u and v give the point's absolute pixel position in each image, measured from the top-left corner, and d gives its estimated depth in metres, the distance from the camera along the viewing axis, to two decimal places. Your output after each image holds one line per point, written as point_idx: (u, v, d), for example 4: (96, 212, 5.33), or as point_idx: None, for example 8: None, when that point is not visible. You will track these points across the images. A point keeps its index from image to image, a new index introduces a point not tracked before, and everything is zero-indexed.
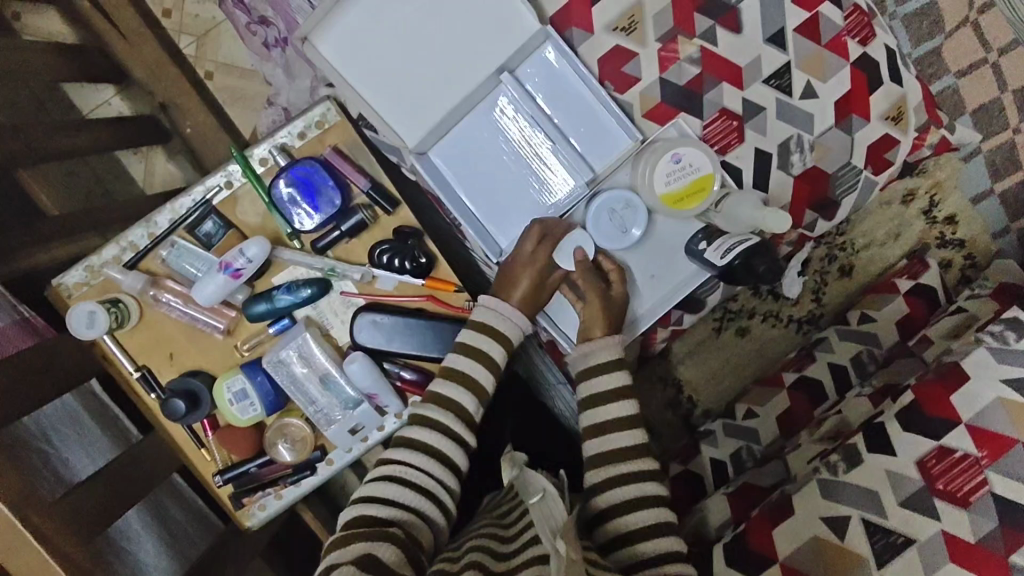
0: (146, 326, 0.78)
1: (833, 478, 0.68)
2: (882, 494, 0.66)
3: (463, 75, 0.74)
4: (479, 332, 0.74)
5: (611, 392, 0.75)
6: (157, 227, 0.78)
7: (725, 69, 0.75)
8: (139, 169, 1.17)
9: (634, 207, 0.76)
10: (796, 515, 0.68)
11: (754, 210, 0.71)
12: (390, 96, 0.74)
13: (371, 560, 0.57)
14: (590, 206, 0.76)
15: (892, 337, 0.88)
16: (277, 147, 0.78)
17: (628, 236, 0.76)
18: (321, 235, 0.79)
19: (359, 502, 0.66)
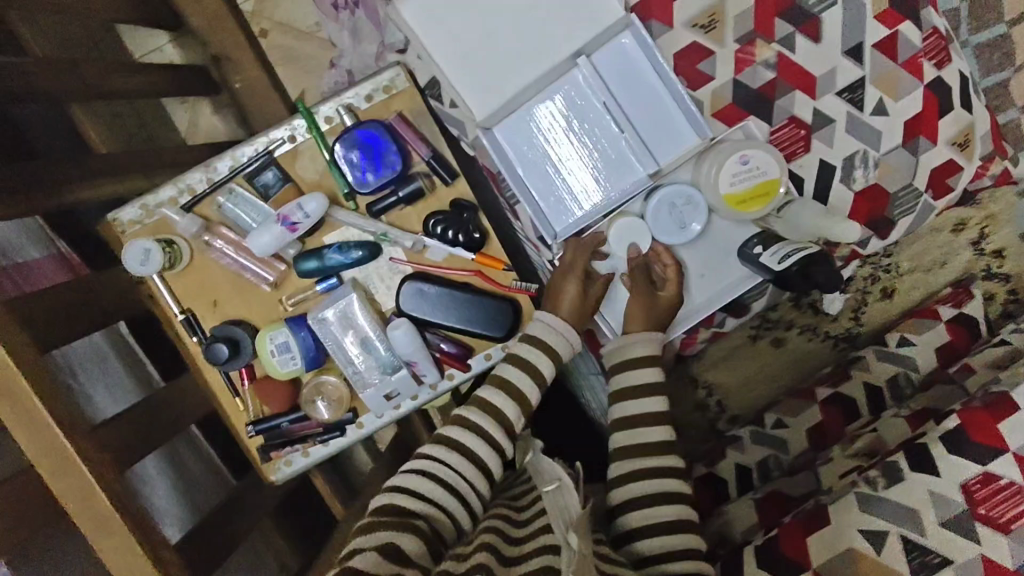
0: (195, 271, 0.78)
1: (873, 493, 0.68)
2: (922, 513, 0.66)
3: (539, 55, 0.74)
4: (534, 347, 0.75)
5: (641, 386, 0.75)
6: (216, 173, 0.78)
7: (800, 78, 0.75)
8: (183, 118, 1.18)
9: (695, 205, 0.76)
10: (829, 525, 0.68)
11: (817, 218, 0.73)
12: (464, 69, 0.74)
13: (394, 551, 0.57)
14: (650, 200, 0.76)
15: (931, 362, 0.88)
16: (343, 106, 0.78)
17: (687, 231, 0.76)
18: (377, 199, 0.79)
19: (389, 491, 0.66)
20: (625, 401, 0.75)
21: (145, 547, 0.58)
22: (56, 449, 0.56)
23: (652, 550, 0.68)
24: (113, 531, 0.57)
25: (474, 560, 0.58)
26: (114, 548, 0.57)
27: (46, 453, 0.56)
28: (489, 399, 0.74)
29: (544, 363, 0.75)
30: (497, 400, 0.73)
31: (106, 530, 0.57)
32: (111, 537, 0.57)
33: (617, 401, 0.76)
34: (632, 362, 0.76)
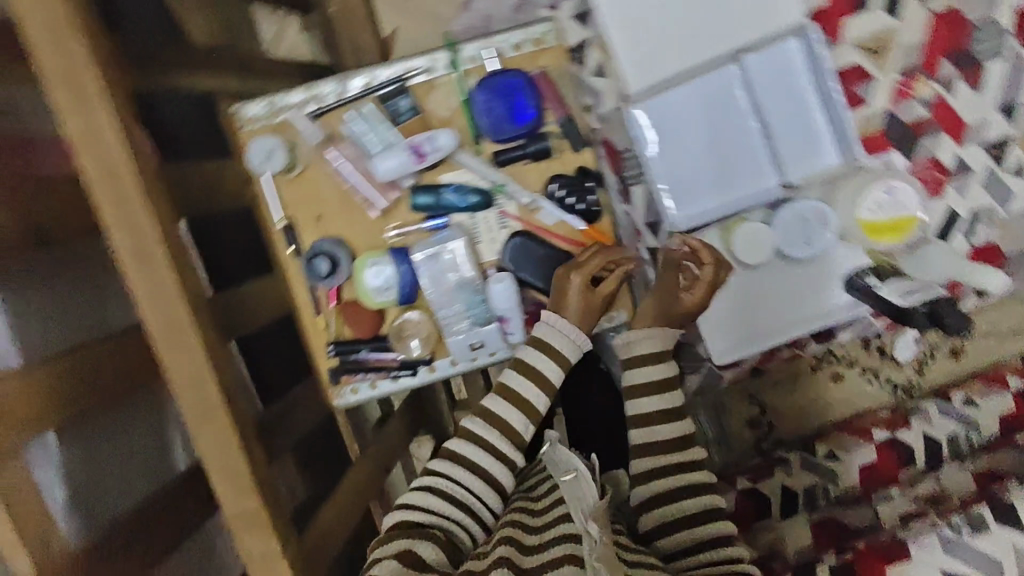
0: (306, 181, 0.76)
1: (957, 537, 0.63)
2: (1005, 564, 0.61)
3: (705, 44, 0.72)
4: (540, 350, 0.74)
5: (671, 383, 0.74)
6: (348, 89, 0.75)
7: (949, 121, 0.81)
8: (270, 33, 1.08)
9: (826, 223, 0.71)
10: (910, 560, 0.63)
11: (954, 262, 0.73)
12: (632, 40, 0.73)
13: (410, 560, 0.63)
14: (782, 210, 0.72)
15: (994, 429, 0.87)
16: (490, 50, 0.75)
17: (812, 249, 0.72)
18: (503, 149, 0.77)
19: (401, 506, 0.71)
20: (658, 397, 0.73)
21: (242, 443, 0.59)
22: (176, 326, 0.56)
23: (682, 545, 0.68)
24: (214, 420, 0.58)
25: (494, 559, 0.62)
26: (212, 434, 0.58)
27: (163, 323, 0.56)
28: (494, 411, 0.74)
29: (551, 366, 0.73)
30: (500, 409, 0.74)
31: (206, 416, 0.57)
32: (210, 421, 0.58)
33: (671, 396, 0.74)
34: (648, 355, 0.73)
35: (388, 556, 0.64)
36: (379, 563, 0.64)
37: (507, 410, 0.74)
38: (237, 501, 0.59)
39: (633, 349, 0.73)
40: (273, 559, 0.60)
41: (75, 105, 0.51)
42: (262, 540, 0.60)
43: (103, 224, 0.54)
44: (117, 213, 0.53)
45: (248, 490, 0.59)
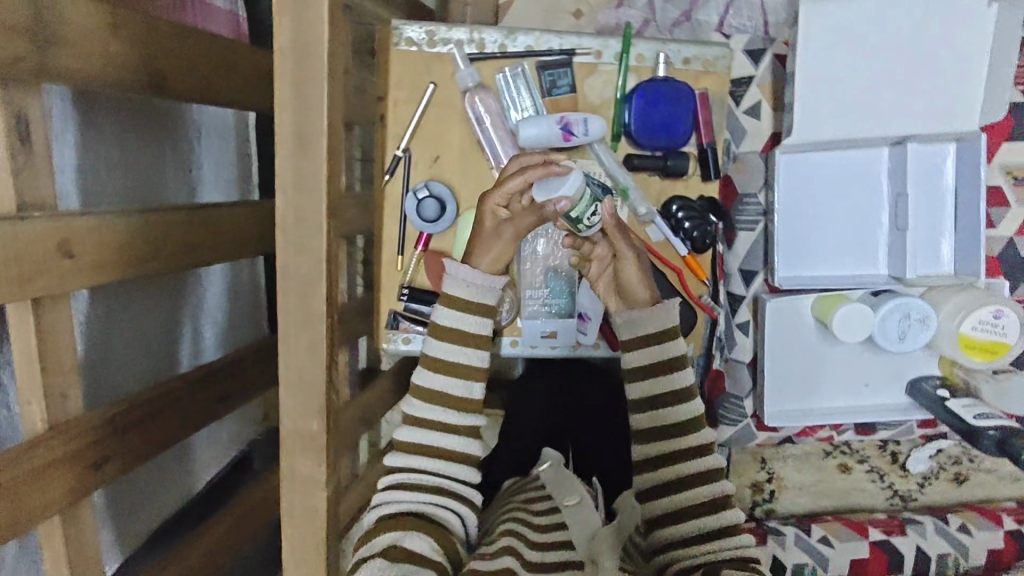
0: (438, 121, 0.74)
1: None
2: None
3: (883, 120, 0.71)
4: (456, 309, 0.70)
5: (677, 393, 0.70)
6: (512, 44, 0.73)
7: None
8: None
9: (928, 328, 0.72)
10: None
11: None
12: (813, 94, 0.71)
13: (400, 554, 0.61)
14: (891, 299, 0.72)
15: (979, 559, 0.92)
16: (663, 55, 0.74)
17: (901, 343, 0.73)
18: (639, 154, 0.76)
19: (383, 504, 0.68)
20: (650, 413, 0.71)
21: (328, 362, 0.55)
22: (307, 222, 0.52)
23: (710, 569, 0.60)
24: (310, 332, 0.54)
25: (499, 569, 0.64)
26: (303, 344, 0.54)
27: (295, 217, 0.52)
28: (420, 416, 0.70)
29: (456, 349, 0.70)
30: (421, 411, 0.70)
31: (305, 323, 0.54)
32: (305, 335, 0.54)
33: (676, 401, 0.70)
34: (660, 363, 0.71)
35: (376, 552, 0.62)
36: (370, 560, 0.62)
37: (429, 411, 0.70)
38: (301, 418, 0.55)
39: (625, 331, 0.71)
40: (318, 483, 0.56)
41: None
42: (311, 461, 0.56)
43: (273, 92, 0.50)
44: (294, 85, 0.50)
45: (315, 409, 0.55)
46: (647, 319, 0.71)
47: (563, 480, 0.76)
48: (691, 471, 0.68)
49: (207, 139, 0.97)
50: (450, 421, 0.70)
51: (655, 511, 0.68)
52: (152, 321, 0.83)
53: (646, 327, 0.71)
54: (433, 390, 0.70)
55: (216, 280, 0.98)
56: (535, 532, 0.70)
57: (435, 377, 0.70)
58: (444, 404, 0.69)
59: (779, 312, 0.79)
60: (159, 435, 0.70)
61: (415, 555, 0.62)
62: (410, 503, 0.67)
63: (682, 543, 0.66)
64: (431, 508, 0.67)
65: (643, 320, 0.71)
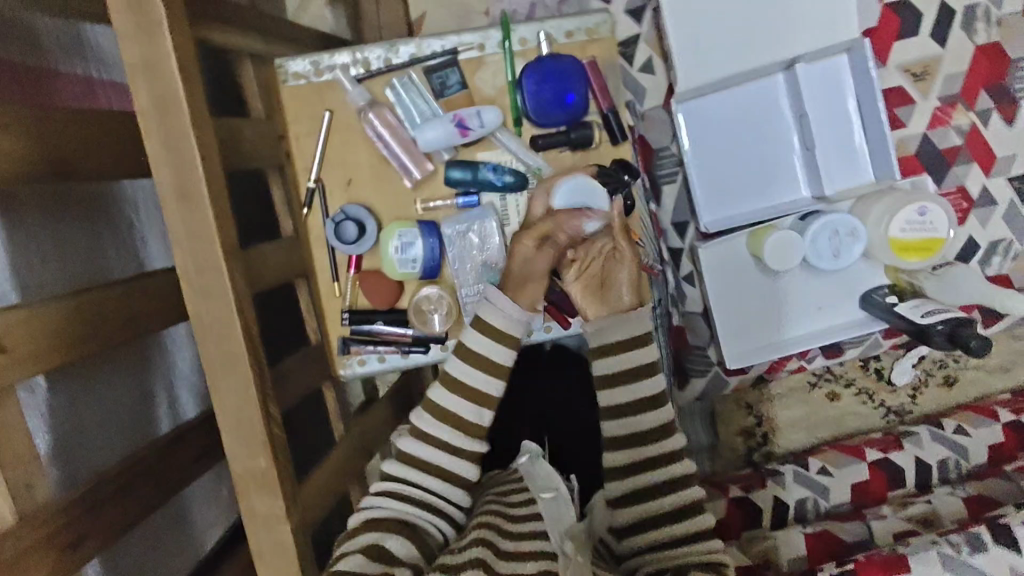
0: (342, 146, 0.75)
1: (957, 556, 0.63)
2: None
3: (763, 49, 0.73)
4: (488, 335, 0.70)
5: (645, 399, 0.72)
6: (396, 56, 0.75)
7: (983, 151, 0.79)
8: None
9: (858, 238, 0.72)
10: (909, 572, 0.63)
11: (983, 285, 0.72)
12: (689, 38, 0.72)
13: (377, 551, 0.65)
14: (818, 219, 0.72)
15: (983, 457, 0.90)
16: (544, 33, 0.75)
17: (837, 260, 0.73)
18: (544, 133, 0.77)
19: (373, 501, 0.70)
20: (621, 419, 0.72)
21: (262, 399, 0.56)
22: (208, 269, 0.53)
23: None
24: (237, 373, 0.55)
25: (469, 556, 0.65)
26: (233, 386, 0.55)
27: (194, 267, 0.53)
28: (425, 430, 0.71)
29: (477, 374, 0.71)
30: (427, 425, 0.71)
31: (228, 366, 0.55)
32: (233, 377, 0.55)
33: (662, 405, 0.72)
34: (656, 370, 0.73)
35: (357, 550, 0.65)
36: (349, 556, 0.65)
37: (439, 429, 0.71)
38: (247, 459, 0.57)
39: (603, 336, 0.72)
40: (278, 517, 0.57)
41: (140, 35, 0.49)
42: (267, 498, 0.57)
43: (144, 154, 0.52)
44: (164, 141, 0.51)
45: (258, 447, 0.56)
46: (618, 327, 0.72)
47: (541, 476, 0.78)
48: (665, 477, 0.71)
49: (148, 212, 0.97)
50: (464, 444, 0.71)
51: (626, 517, 0.71)
52: (122, 395, 0.85)
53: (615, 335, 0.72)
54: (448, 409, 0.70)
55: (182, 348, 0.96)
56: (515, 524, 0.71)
57: (446, 401, 0.71)
58: (448, 423, 0.71)
59: (715, 256, 0.78)
60: (136, 504, 0.71)
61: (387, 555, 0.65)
62: (395, 509, 0.69)
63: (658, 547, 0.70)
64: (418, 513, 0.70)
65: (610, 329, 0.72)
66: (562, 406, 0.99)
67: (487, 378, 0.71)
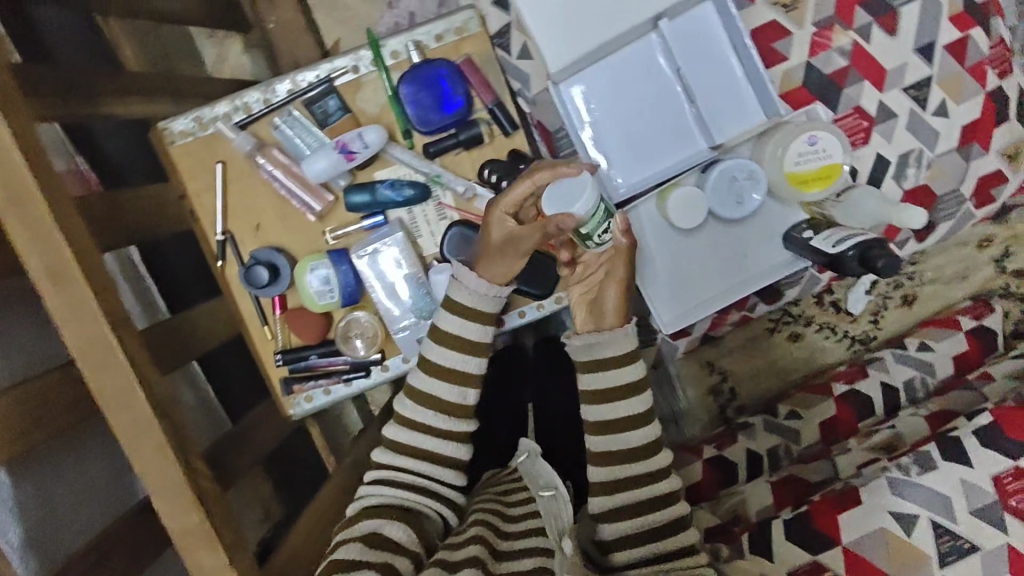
0: (242, 194, 0.76)
1: (906, 478, 0.62)
2: (954, 501, 0.61)
3: (625, 8, 0.71)
4: (453, 313, 0.74)
5: (631, 419, 0.72)
6: (275, 95, 0.75)
7: (870, 68, 0.74)
8: (212, 54, 1.24)
9: (757, 181, 0.72)
10: (861, 504, 0.62)
11: (881, 205, 0.67)
12: (545, 14, 0.71)
13: (376, 539, 0.66)
14: (712, 171, 0.73)
15: (947, 370, 0.90)
16: (413, 42, 0.76)
17: (743, 207, 0.73)
18: (434, 140, 0.77)
19: (366, 491, 0.71)
20: (607, 435, 0.72)
21: (182, 458, 0.58)
22: (100, 346, 0.55)
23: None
24: (153, 439, 0.57)
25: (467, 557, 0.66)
26: (151, 452, 0.57)
27: (88, 345, 0.55)
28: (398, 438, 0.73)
29: (452, 389, 0.73)
30: (410, 437, 0.73)
31: (145, 433, 0.57)
32: (149, 443, 0.57)
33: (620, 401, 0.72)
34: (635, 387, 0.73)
35: (353, 539, 0.66)
36: (346, 543, 0.66)
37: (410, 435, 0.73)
38: (183, 516, 0.58)
39: (597, 350, 0.73)
40: (224, 567, 0.59)
41: None
42: (210, 551, 0.59)
43: (15, 247, 0.53)
44: (30, 231, 0.53)
45: (191, 503, 0.58)
46: (607, 344, 0.72)
47: (541, 477, 0.77)
48: (648, 494, 0.71)
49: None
50: (440, 445, 0.73)
51: (609, 532, 0.70)
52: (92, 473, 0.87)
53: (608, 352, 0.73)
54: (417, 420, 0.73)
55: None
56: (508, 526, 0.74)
57: (424, 417, 0.73)
58: (423, 436, 0.73)
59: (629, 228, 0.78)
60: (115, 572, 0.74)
61: (389, 542, 0.66)
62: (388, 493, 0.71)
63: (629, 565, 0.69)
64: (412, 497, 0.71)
65: (599, 346, 0.73)
66: (557, 399, 1.03)
67: (454, 387, 0.74)
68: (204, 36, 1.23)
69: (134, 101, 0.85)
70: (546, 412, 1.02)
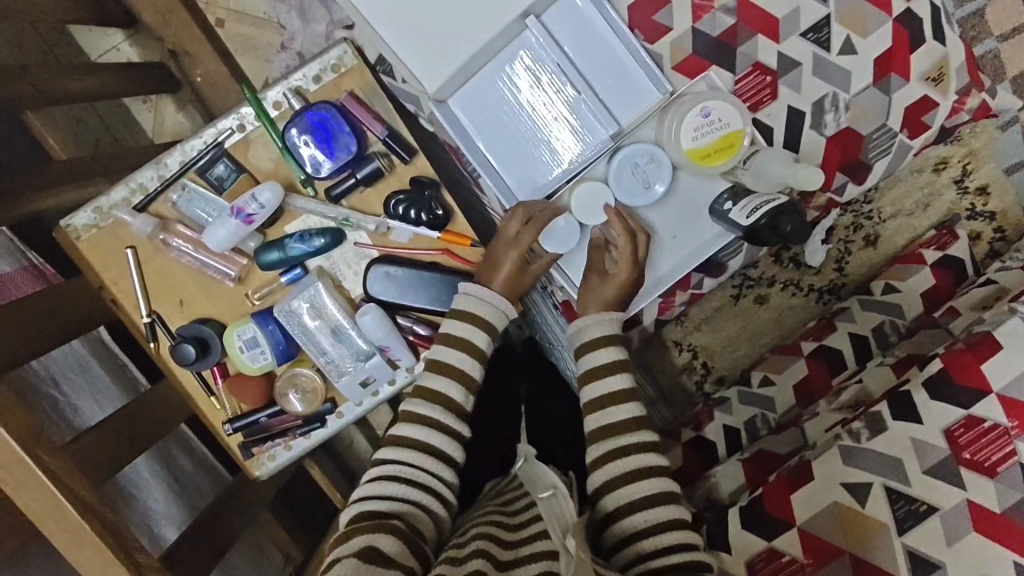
0: (157, 273, 0.77)
1: (856, 445, 0.64)
2: (906, 462, 0.62)
3: (489, 15, 0.70)
4: (462, 321, 0.71)
5: (626, 421, 0.70)
6: (167, 170, 0.76)
7: (762, 19, 0.71)
8: (148, 118, 1.19)
9: (661, 163, 0.72)
10: (814, 481, 0.64)
11: (784, 167, 0.68)
12: (411, 39, 0.70)
13: (371, 552, 0.57)
14: (612, 161, 0.72)
15: (916, 309, 0.85)
16: (292, 90, 0.75)
17: (651, 191, 0.72)
18: (336, 183, 0.77)
19: (363, 501, 0.65)
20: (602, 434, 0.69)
21: (121, 555, 0.58)
22: (14, 463, 0.56)
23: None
24: (88, 541, 0.57)
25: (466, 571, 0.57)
26: (89, 554, 0.58)
27: (3, 466, 0.56)
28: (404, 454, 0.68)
29: (448, 418, 0.70)
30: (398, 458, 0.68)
31: (79, 539, 0.57)
32: (85, 546, 0.58)
33: (606, 409, 0.70)
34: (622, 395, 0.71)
35: (347, 554, 0.57)
36: (340, 560, 0.57)
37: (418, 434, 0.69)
38: None
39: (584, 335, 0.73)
40: None
41: None
42: None
43: None
44: None
45: None
46: (596, 324, 0.72)
47: (540, 477, 0.72)
48: (653, 489, 0.66)
49: (69, 380, 0.89)
50: (428, 466, 0.68)
51: (630, 528, 0.65)
52: None
53: (593, 333, 0.72)
54: (423, 441, 0.69)
55: (152, 484, 0.97)
56: (512, 531, 0.65)
57: (442, 420, 0.69)
58: (420, 451, 0.68)
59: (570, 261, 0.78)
60: None
61: (382, 556, 0.57)
62: (381, 504, 0.64)
63: (649, 556, 0.63)
64: (411, 506, 0.65)
65: (590, 327, 0.72)
66: (549, 398, 0.97)
67: (458, 388, 0.71)
68: (139, 101, 1.19)
69: (67, 190, 0.85)
70: (540, 410, 0.95)
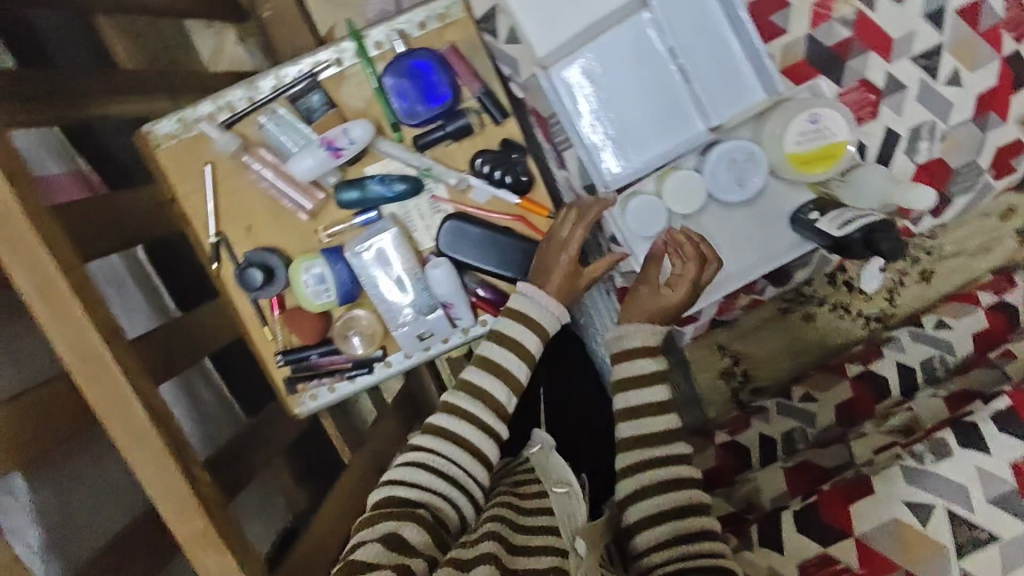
0: (230, 195, 0.76)
1: (919, 466, 0.65)
2: (970, 489, 0.63)
3: None
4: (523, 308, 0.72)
5: (662, 432, 0.71)
6: (259, 92, 0.75)
7: (876, 38, 0.71)
8: (209, 46, 1.18)
9: (758, 163, 0.72)
10: (874, 495, 0.65)
11: (884, 184, 0.67)
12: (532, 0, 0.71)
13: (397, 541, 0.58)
14: (709, 154, 0.72)
15: (967, 348, 0.86)
16: (395, 32, 0.75)
17: (745, 188, 0.72)
18: (424, 132, 0.76)
19: (393, 479, 0.66)
20: (635, 420, 0.71)
21: (183, 464, 0.58)
22: (93, 355, 0.55)
23: None
24: (152, 445, 0.57)
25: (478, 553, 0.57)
26: (147, 461, 0.57)
27: (80, 356, 0.55)
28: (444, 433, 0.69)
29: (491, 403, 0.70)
30: (430, 444, 0.68)
31: (144, 442, 0.57)
32: (147, 452, 0.57)
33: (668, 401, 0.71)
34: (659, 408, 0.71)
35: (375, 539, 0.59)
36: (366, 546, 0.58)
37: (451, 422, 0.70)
38: (187, 522, 0.57)
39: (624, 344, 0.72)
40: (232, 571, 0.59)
41: None
42: (215, 557, 0.58)
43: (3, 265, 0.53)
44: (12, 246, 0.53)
45: (195, 510, 0.57)
46: (632, 334, 0.72)
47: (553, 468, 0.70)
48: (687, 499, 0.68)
49: (106, 291, 0.88)
50: (461, 449, 0.68)
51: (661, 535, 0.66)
52: None
53: (629, 343, 0.72)
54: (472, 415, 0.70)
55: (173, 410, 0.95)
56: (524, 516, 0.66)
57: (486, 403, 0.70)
58: (457, 436, 0.69)
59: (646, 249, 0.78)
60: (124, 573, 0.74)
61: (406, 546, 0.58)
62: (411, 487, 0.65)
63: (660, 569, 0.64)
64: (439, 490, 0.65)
65: (626, 336, 0.72)
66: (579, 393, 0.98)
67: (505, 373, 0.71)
68: (201, 27, 1.17)
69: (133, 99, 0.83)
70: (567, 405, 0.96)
